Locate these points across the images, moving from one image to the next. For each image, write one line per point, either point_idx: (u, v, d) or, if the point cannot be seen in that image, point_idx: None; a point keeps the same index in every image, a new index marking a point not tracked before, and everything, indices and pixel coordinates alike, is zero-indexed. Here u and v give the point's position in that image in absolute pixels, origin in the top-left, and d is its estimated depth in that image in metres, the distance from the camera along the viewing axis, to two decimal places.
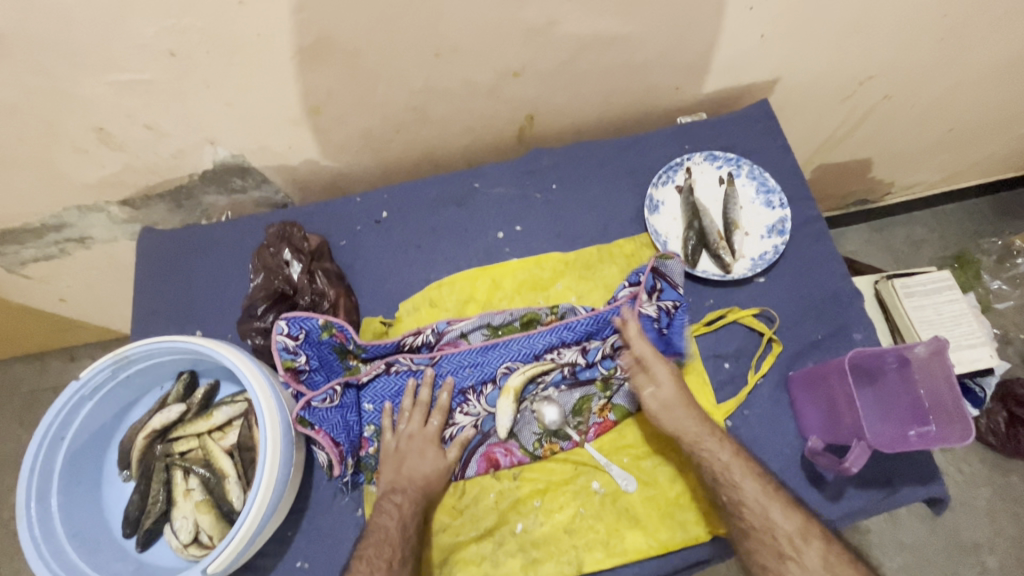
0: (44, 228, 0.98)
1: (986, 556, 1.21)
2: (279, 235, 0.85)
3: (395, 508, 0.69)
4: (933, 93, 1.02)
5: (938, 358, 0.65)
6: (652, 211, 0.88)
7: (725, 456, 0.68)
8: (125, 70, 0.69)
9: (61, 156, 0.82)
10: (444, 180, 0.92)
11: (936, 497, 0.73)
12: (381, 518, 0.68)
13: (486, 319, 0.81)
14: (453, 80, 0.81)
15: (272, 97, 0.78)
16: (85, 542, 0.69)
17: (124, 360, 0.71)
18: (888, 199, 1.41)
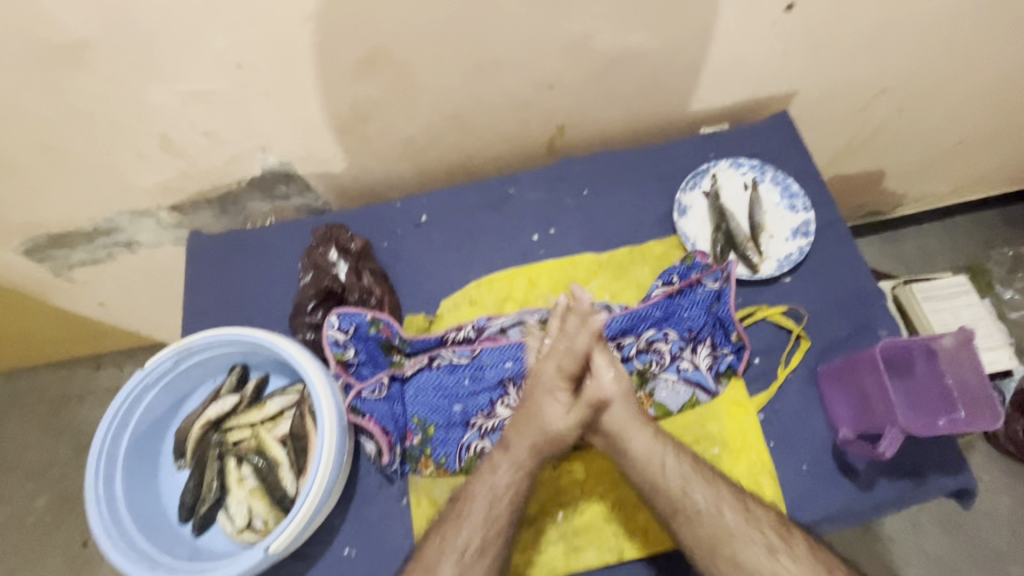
0: (95, 232, 1.02)
1: (1011, 565, 1.21)
2: (325, 236, 0.90)
3: (489, 478, 0.72)
4: (945, 106, 1.07)
5: (965, 347, 0.68)
6: (680, 215, 0.92)
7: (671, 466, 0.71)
8: (194, 80, 0.75)
9: (123, 162, 0.87)
10: (480, 187, 0.96)
11: (966, 488, 0.75)
12: (474, 487, 0.71)
13: (525, 316, 0.85)
14: (492, 91, 0.86)
15: (324, 107, 0.83)
16: (146, 525, 0.72)
17: (186, 352, 0.76)
18: (900, 211, 1.45)
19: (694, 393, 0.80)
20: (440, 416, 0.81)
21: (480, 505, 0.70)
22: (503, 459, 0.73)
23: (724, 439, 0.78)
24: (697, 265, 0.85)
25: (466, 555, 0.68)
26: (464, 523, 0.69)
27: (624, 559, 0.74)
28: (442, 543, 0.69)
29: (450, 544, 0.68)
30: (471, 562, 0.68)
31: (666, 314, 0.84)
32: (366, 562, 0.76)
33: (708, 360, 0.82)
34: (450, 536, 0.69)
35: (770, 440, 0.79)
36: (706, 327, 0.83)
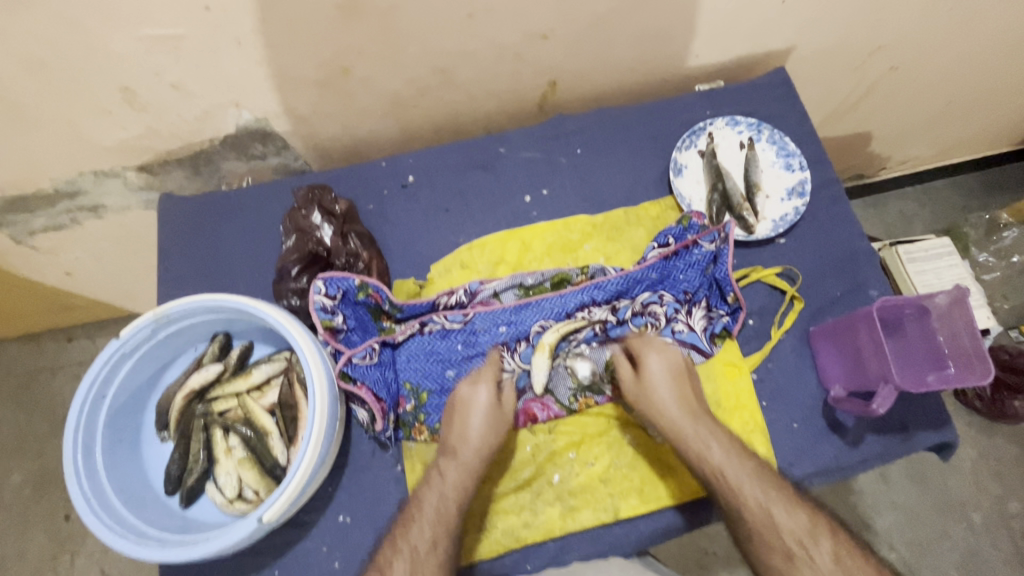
0: (57, 195, 0.95)
1: (972, 513, 1.23)
2: (307, 198, 0.85)
3: (438, 481, 0.70)
4: (941, 65, 1.05)
5: (959, 306, 0.68)
6: (676, 174, 0.90)
7: (715, 455, 0.68)
8: (159, 24, 0.68)
9: (83, 116, 0.80)
10: (469, 145, 0.92)
11: (948, 441, 0.77)
12: (423, 492, 0.70)
13: (518, 279, 0.83)
14: (482, 42, 0.81)
15: (301, 56, 0.77)
16: (131, 498, 0.69)
17: (164, 320, 0.72)
18: (884, 174, 1.45)
19: (689, 354, 0.80)
20: (433, 382, 0.80)
21: (429, 507, 0.68)
22: (450, 461, 0.71)
23: (718, 400, 0.79)
24: (693, 226, 0.84)
25: (419, 555, 0.65)
26: (415, 525, 0.67)
27: (620, 518, 0.74)
28: (396, 544, 0.66)
29: (403, 546, 0.66)
30: (422, 562, 0.65)
31: (662, 276, 0.83)
32: (361, 528, 0.75)
33: (703, 322, 0.81)
34: (401, 539, 0.66)
35: (763, 399, 0.80)
36: (701, 289, 0.83)
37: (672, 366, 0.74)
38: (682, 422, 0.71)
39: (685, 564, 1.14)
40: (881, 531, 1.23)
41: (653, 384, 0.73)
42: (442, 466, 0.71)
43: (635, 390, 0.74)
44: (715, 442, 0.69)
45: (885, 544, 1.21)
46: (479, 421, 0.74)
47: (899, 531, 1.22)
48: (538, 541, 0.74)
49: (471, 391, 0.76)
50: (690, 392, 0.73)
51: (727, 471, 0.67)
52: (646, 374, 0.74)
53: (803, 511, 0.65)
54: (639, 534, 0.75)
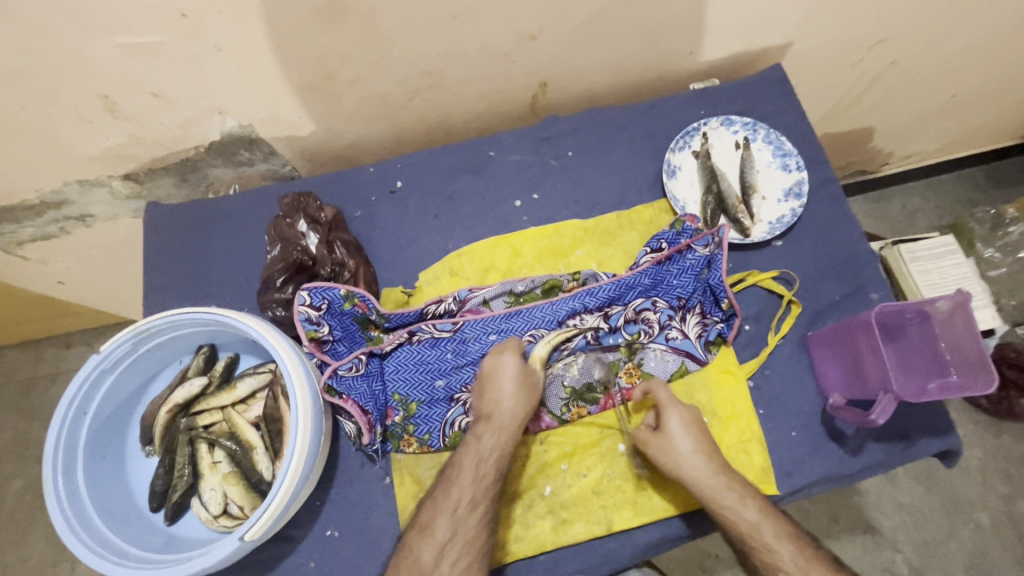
0: (43, 205, 0.93)
1: (979, 513, 1.19)
2: (293, 205, 0.83)
3: (475, 443, 0.70)
4: (942, 59, 1.02)
5: (961, 312, 0.65)
6: (670, 175, 0.87)
7: (732, 509, 0.67)
8: (135, 31, 0.67)
9: (65, 126, 0.79)
10: (459, 148, 0.90)
11: (952, 449, 0.75)
12: (460, 454, 0.70)
13: (508, 287, 0.81)
14: (469, 43, 0.78)
15: (283, 61, 0.75)
16: (114, 516, 0.69)
17: (145, 334, 0.71)
18: (887, 169, 1.41)
19: (683, 362, 0.78)
20: (422, 393, 0.78)
21: (466, 469, 0.68)
22: (486, 426, 0.71)
23: (713, 408, 0.77)
24: (687, 230, 0.82)
25: (458, 514, 0.66)
26: (454, 488, 0.68)
27: (613, 531, 0.73)
28: (435, 506, 0.67)
29: (442, 506, 0.67)
30: (463, 521, 0.66)
31: (655, 281, 0.81)
32: (350, 542, 0.74)
33: (698, 328, 0.80)
34: (442, 500, 0.67)
35: (759, 407, 0.78)
36: (696, 294, 0.81)
37: (688, 419, 0.72)
38: (699, 473, 0.69)
39: (686, 568, 1.12)
40: (887, 532, 1.19)
41: (680, 437, 0.71)
42: (476, 435, 0.70)
43: (654, 445, 0.72)
44: (733, 490, 0.68)
45: (891, 546, 1.18)
46: (505, 393, 0.72)
47: (905, 533, 1.19)
48: (529, 555, 0.73)
49: (496, 360, 0.74)
50: (706, 444, 0.71)
51: (743, 520, 0.67)
52: (668, 429, 0.71)
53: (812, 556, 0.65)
54: (632, 548, 0.73)
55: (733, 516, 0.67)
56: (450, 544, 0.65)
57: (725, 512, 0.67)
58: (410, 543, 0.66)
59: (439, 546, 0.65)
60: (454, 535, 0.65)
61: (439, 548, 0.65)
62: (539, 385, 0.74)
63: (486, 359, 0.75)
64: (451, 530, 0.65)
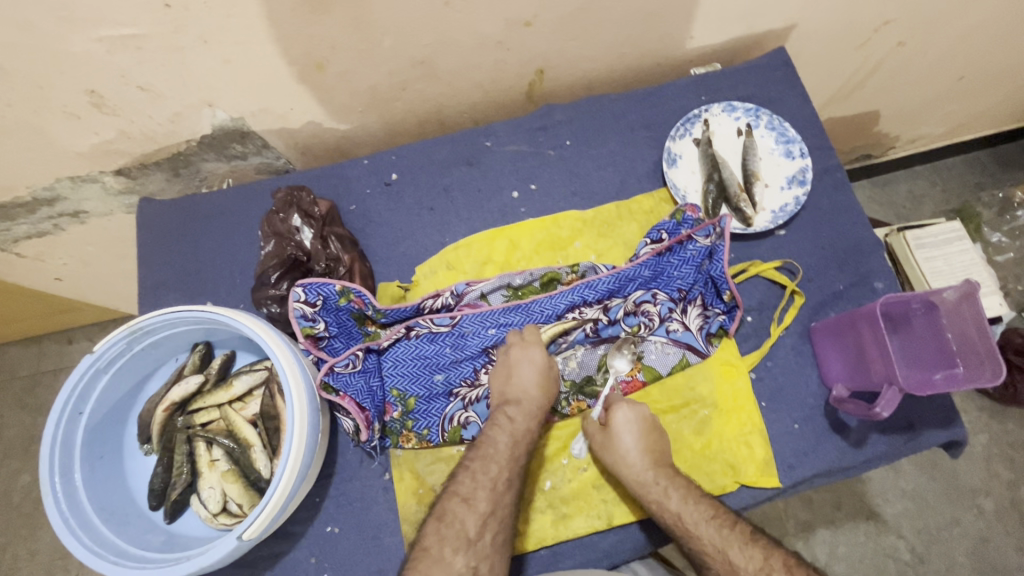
0: (36, 202, 0.92)
1: (983, 499, 1.19)
2: (286, 200, 0.82)
3: (507, 423, 0.71)
4: (949, 39, 0.98)
5: (967, 301, 0.64)
6: (670, 164, 0.85)
7: (674, 503, 0.66)
8: (117, 24, 0.65)
9: (52, 123, 0.77)
10: (455, 139, 0.89)
11: (957, 439, 0.74)
12: (494, 432, 0.70)
13: (506, 280, 0.80)
14: (461, 30, 0.76)
15: (271, 51, 0.73)
16: (114, 516, 0.68)
17: (139, 333, 0.70)
18: (893, 153, 1.38)
19: (684, 355, 0.77)
20: (421, 388, 0.78)
21: (501, 447, 0.69)
22: (517, 409, 0.72)
23: (715, 401, 0.76)
24: (687, 220, 0.80)
25: (496, 491, 0.67)
26: (492, 463, 0.68)
27: (614, 525, 0.72)
28: (473, 479, 0.67)
29: (480, 480, 0.67)
30: (501, 497, 0.67)
31: (655, 273, 0.80)
32: (350, 538, 0.74)
33: (699, 320, 0.79)
34: (479, 474, 0.67)
35: (762, 400, 0.77)
36: (697, 285, 0.79)
37: (642, 416, 0.72)
38: (644, 469, 0.69)
39: None
40: (890, 519, 1.18)
41: (624, 429, 0.71)
42: (509, 414, 0.72)
43: (598, 438, 0.72)
44: (676, 485, 0.68)
45: (894, 532, 1.17)
46: (530, 379, 0.74)
47: (908, 519, 1.18)
48: (530, 549, 0.72)
49: (523, 348, 0.75)
50: (659, 442, 0.71)
51: (687, 514, 0.66)
52: (614, 422, 0.71)
53: (757, 546, 0.63)
54: (634, 541, 0.73)
55: (675, 511, 0.66)
56: (491, 518, 0.66)
57: (669, 507, 0.66)
58: (448, 511, 0.65)
59: (478, 518, 0.65)
60: (494, 509, 0.66)
61: (482, 520, 0.65)
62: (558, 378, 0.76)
63: (511, 347, 0.76)
64: (490, 505, 0.66)
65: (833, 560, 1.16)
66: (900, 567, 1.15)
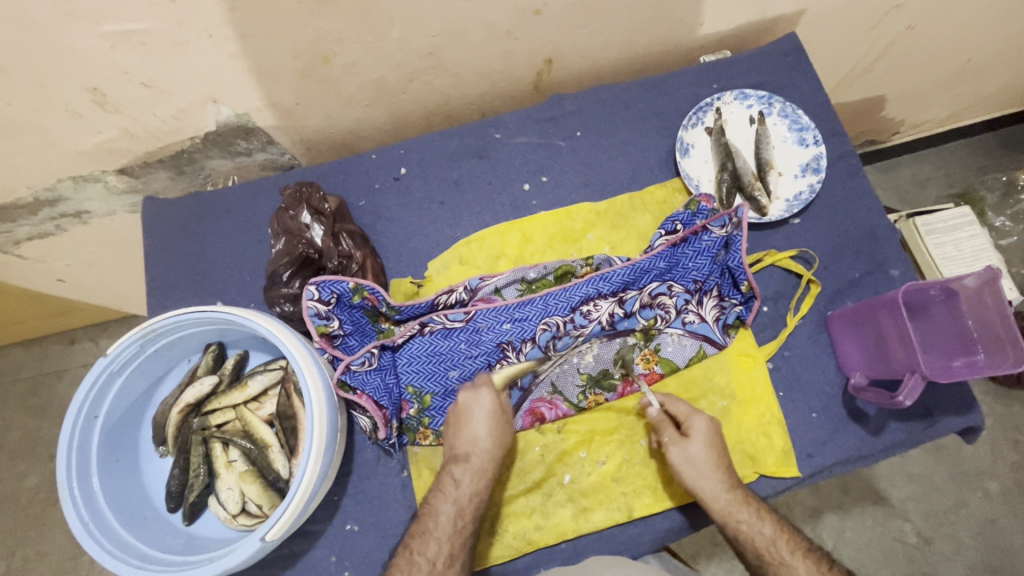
0: (37, 203, 0.91)
1: (988, 481, 1.18)
2: (295, 196, 0.81)
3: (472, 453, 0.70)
4: (957, 21, 0.96)
5: (988, 288, 0.64)
6: (683, 154, 0.85)
7: (767, 527, 0.67)
8: (120, 19, 0.63)
9: (54, 122, 0.76)
10: (463, 131, 0.87)
11: (974, 426, 0.74)
12: (456, 463, 0.70)
13: (521, 273, 0.80)
14: (470, 19, 0.74)
15: (277, 44, 0.71)
16: (132, 518, 0.68)
17: (152, 334, 0.69)
18: (897, 139, 1.35)
19: (701, 346, 0.77)
20: (437, 384, 0.77)
21: (464, 480, 0.69)
22: (464, 468, 0.69)
23: (733, 392, 0.76)
24: (702, 210, 0.79)
25: (456, 528, 0.67)
26: (455, 497, 0.68)
27: (634, 518, 0.73)
28: (436, 512, 0.67)
29: (443, 515, 0.67)
30: (441, 575, 0.64)
31: (670, 264, 0.79)
32: (370, 536, 0.73)
33: (715, 312, 0.78)
34: (443, 508, 0.67)
35: (779, 389, 0.77)
36: (712, 276, 0.79)
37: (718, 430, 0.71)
38: (731, 490, 0.68)
39: (698, 546, 1.12)
40: (897, 503, 1.17)
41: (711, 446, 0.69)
42: (469, 444, 0.71)
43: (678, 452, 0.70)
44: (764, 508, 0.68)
45: (901, 516, 1.17)
46: (491, 413, 0.72)
47: (915, 502, 1.17)
48: (551, 543, 0.73)
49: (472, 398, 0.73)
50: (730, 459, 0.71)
51: (780, 541, 0.66)
52: (700, 438, 0.70)
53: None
54: (654, 533, 0.73)
55: (767, 533, 0.66)
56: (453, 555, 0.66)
57: (763, 530, 0.66)
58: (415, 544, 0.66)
59: None
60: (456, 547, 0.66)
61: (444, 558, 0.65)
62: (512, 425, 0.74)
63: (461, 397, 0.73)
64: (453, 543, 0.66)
65: (841, 544, 1.15)
66: (907, 550, 1.15)
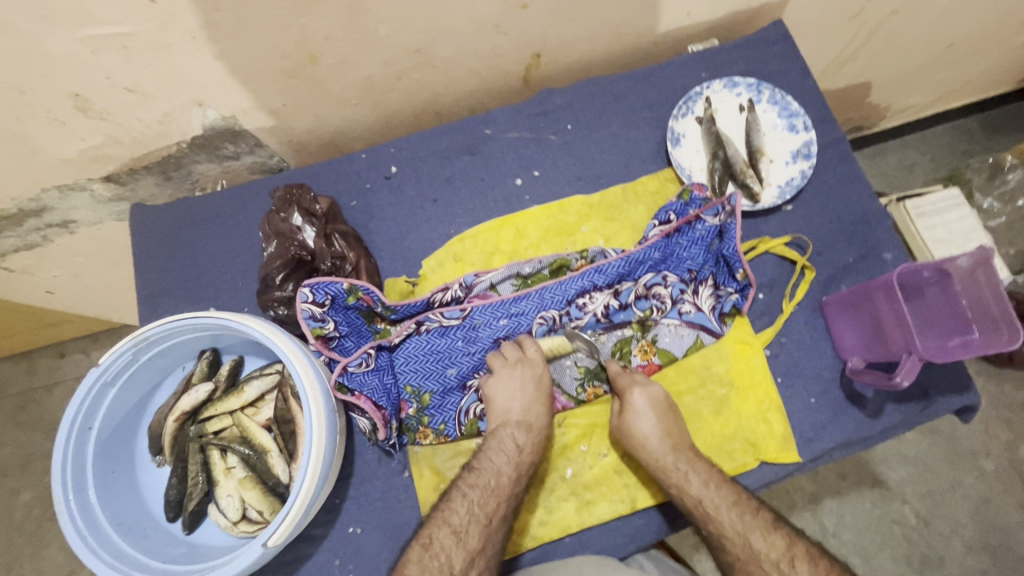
0: (22, 214, 0.89)
1: (983, 460, 1.19)
2: (285, 199, 0.80)
3: (511, 450, 0.70)
4: (940, 7, 0.95)
5: (982, 268, 0.65)
6: (674, 144, 0.85)
7: (696, 487, 0.67)
8: (101, 23, 0.62)
9: (36, 130, 0.74)
10: (453, 128, 0.87)
11: (970, 405, 0.75)
12: (492, 457, 0.70)
13: (515, 269, 0.79)
14: (457, 15, 0.74)
15: (262, 46, 0.70)
16: (131, 530, 0.67)
17: (145, 342, 0.68)
18: (884, 124, 1.35)
19: (698, 336, 0.77)
20: (435, 383, 0.77)
21: (502, 477, 0.69)
22: (527, 438, 0.71)
23: (731, 379, 0.76)
24: (695, 199, 0.79)
25: (488, 527, 0.66)
26: (489, 494, 0.67)
27: (637, 509, 0.73)
28: (468, 509, 0.66)
29: (475, 514, 0.66)
30: (494, 531, 0.66)
31: (664, 255, 0.79)
32: (373, 538, 0.73)
33: (711, 301, 0.78)
34: (477, 506, 0.66)
35: (777, 375, 0.77)
36: (707, 265, 0.79)
37: (656, 398, 0.72)
38: (664, 454, 0.69)
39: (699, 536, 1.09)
40: (894, 485, 1.18)
41: (637, 416, 0.71)
42: (526, 413, 0.72)
43: (619, 420, 0.72)
44: (697, 471, 0.68)
45: (898, 498, 1.18)
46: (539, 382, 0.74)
47: (911, 484, 1.18)
48: (555, 538, 0.72)
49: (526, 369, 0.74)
50: (675, 426, 0.71)
51: (708, 500, 0.66)
52: (631, 407, 0.71)
53: (780, 533, 0.64)
54: (659, 522, 0.73)
55: (697, 495, 0.67)
56: (479, 556, 0.64)
57: (690, 493, 0.67)
58: (436, 541, 0.64)
59: (469, 554, 0.64)
60: (484, 545, 0.65)
61: (470, 558, 0.64)
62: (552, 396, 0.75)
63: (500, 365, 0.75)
64: (482, 540, 0.65)
65: (840, 528, 1.16)
66: (905, 532, 1.16)
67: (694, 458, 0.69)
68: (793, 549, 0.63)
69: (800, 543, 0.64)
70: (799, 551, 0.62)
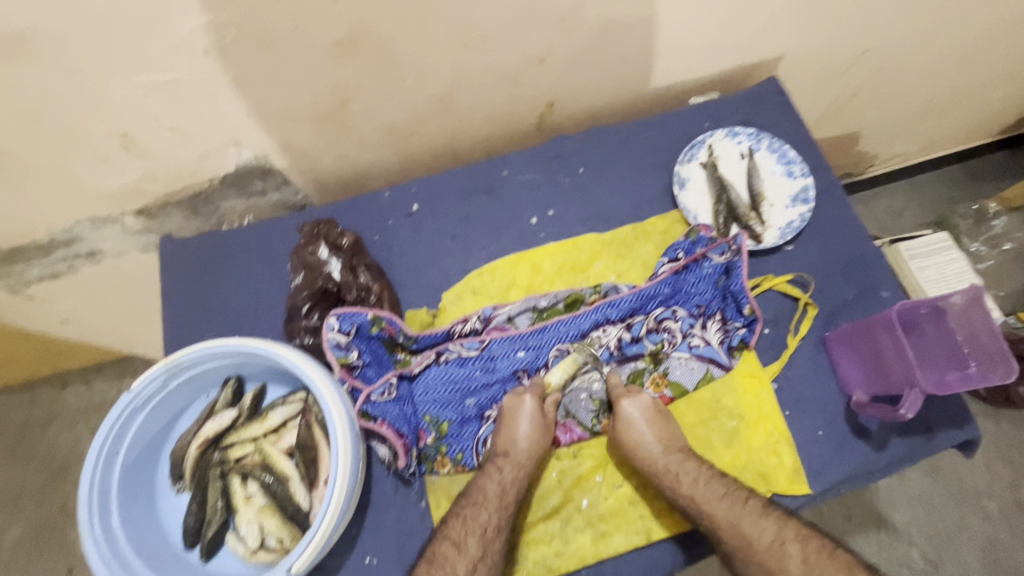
0: (53, 243, 0.92)
1: (987, 501, 1.19)
2: (313, 233, 0.85)
3: (495, 472, 0.72)
4: (922, 64, 1.03)
5: (975, 305, 0.68)
6: (680, 187, 0.91)
7: (687, 487, 0.70)
8: (156, 70, 0.67)
9: (81, 165, 0.79)
10: (473, 169, 0.92)
11: (972, 438, 0.77)
12: (483, 481, 0.72)
13: (532, 302, 0.83)
14: (480, 67, 0.80)
15: (300, 92, 0.76)
16: (151, 557, 0.68)
17: (176, 368, 0.70)
18: (873, 171, 1.41)
19: (708, 369, 0.80)
20: (453, 412, 0.79)
21: (491, 495, 0.71)
22: (505, 460, 0.73)
23: (741, 412, 0.78)
24: (702, 239, 0.84)
25: (486, 536, 0.68)
26: (482, 510, 0.69)
27: (652, 541, 0.73)
28: (464, 524, 0.68)
29: (471, 525, 0.68)
30: (491, 543, 0.68)
31: (674, 290, 0.83)
32: (389, 570, 0.73)
33: (719, 334, 0.82)
34: (471, 519, 0.69)
35: (785, 409, 0.80)
36: (714, 301, 0.83)
37: (646, 406, 0.75)
38: (658, 459, 0.72)
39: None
40: (900, 526, 1.18)
41: (629, 425, 0.73)
42: (508, 437, 0.74)
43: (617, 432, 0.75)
44: (687, 471, 0.71)
45: (905, 540, 1.17)
46: (531, 415, 0.75)
47: (917, 526, 1.18)
48: (572, 569, 0.73)
49: (517, 401, 0.76)
50: (666, 429, 0.74)
51: (699, 494, 0.69)
52: (622, 416, 0.74)
53: (771, 517, 0.67)
54: (672, 556, 0.74)
55: (688, 493, 0.69)
56: (481, 563, 0.67)
57: (682, 491, 0.70)
58: (439, 554, 0.66)
59: (469, 563, 0.66)
60: (484, 553, 0.67)
61: (472, 565, 0.66)
62: (553, 427, 0.76)
63: (506, 397, 0.77)
64: (481, 549, 0.67)
65: None
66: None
67: (676, 477, 0.72)
68: (783, 532, 0.66)
69: (790, 524, 0.66)
70: (789, 534, 0.65)
